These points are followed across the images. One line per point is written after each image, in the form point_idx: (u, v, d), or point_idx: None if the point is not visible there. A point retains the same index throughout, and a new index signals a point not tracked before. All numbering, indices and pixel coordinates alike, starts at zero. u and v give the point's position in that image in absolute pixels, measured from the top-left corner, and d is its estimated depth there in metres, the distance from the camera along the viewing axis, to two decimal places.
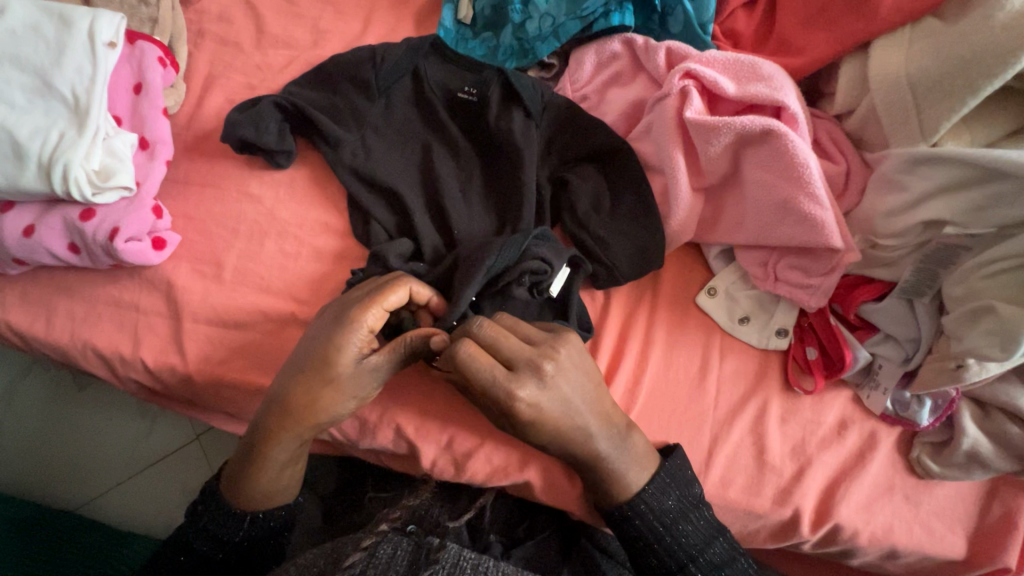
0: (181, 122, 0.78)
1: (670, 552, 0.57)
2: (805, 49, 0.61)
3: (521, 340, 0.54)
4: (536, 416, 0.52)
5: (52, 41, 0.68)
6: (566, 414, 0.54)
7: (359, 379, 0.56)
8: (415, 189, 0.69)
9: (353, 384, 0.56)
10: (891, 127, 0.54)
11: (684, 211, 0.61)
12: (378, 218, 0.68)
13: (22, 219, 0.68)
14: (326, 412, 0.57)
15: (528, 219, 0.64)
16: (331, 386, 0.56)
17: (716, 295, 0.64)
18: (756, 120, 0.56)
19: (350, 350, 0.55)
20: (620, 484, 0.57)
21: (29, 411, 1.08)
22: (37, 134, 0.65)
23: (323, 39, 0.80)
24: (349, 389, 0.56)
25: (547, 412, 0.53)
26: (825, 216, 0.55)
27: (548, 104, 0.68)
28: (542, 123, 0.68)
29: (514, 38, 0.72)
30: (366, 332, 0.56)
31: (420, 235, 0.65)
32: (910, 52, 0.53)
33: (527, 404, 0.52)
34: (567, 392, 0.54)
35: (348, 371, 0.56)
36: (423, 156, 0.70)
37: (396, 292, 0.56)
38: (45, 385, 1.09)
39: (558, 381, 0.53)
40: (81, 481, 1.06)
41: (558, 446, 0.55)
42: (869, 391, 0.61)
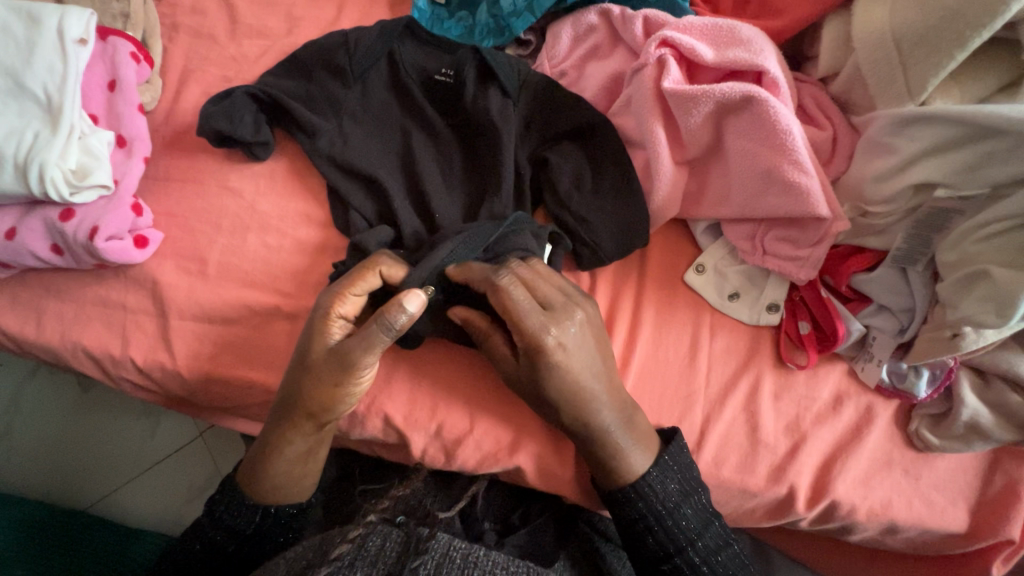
0: (159, 117, 0.77)
1: (672, 532, 0.55)
2: (786, 10, 0.58)
3: (554, 288, 0.56)
4: (562, 359, 0.52)
5: (21, 39, 0.68)
6: (588, 367, 0.54)
7: (336, 361, 0.55)
8: (394, 174, 0.68)
9: (330, 372, 0.55)
10: (877, 88, 0.52)
11: (666, 185, 0.59)
12: (357, 205, 0.67)
13: (4, 222, 0.68)
14: (313, 400, 0.56)
15: (504, 202, 0.62)
16: (311, 374, 0.56)
17: (704, 271, 0.63)
18: (736, 86, 0.53)
19: (328, 337, 0.56)
20: (622, 460, 0.55)
21: (35, 415, 1.09)
22: (12, 135, 0.65)
23: (297, 27, 0.79)
24: (325, 378, 0.55)
25: (571, 357, 0.53)
26: (810, 184, 0.53)
27: (525, 81, 0.66)
28: (520, 101, 0.66)
29: (489, 15, 0.70)
30: (338, 317, 0.56)
31: (400, 221, 0.64)
32: (896, 5, 0.50)
33: (556, 343, 0.52)
34: (592, 345, 0.55)
35: (325, 354, 0.55)
36: (402, 143, 0.69)
37: (369, 274, 0.57)
38: (52, 389, 1.11)
39: (587, 329, 0.55)
40: (90, 480, 1.07)
41: (571, 411, 0.54)
42: (863, 364, 0.59)
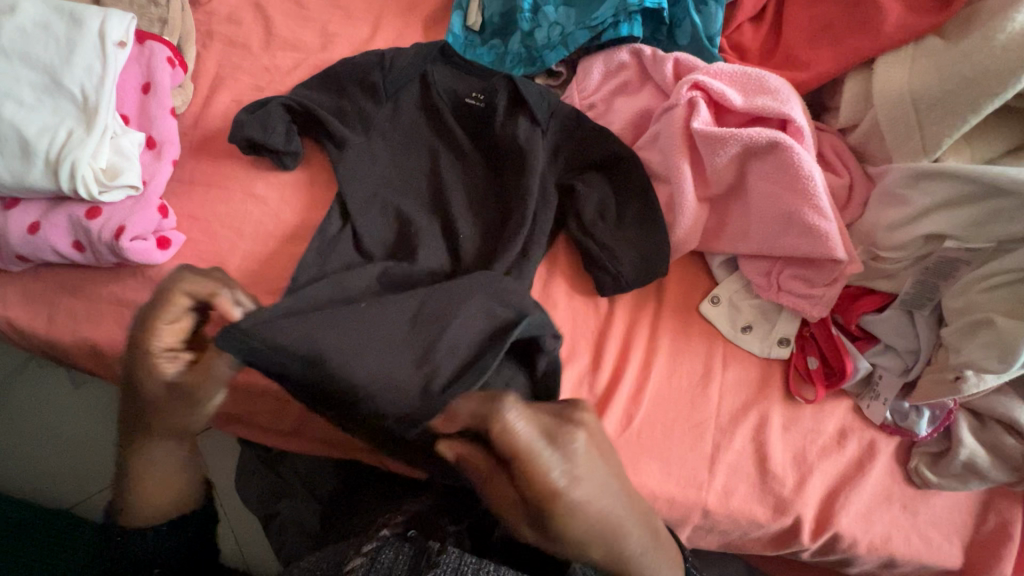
0: (188, 121, 0.78)
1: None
2: (810, 62, 0.61)
3: (544, 427, 0.46)
4: (570, 512, 0.45)
5: (63, 39, 0.69)
6: (606, 502, 0.46)
7: (180, 399, 0.51)
8: (421, 194, 0.69)
9: (176, 408, 0.51)
10: (894, 143, 0.55)
11: (688, 220, 0.62)
12: (366, 223, 0.66)
13: (28, 216, 0.68)
14: (167, 436, 0.51)
15: (518, 239, 0.64)
16: (156, 416, 0.51)
17: (719, 303, 0.65)
18: (763, 131, 0.57)
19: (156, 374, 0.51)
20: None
21: (21, 409, 1.01)
22: (46, 132, 0.66)
23: (331, 42, 0.80)
24: (174, 412, 0.51)
25: (593, 496, 0.45)
26: (829, 228, 0.56)
27: (555, 112, 0.68)
28: (549, 129, 0.68)
29: (522, 45, 0.72)
30: (166, 354, 0.51)
31: (420, 243, 0.65)
32: (913, 69, 0.54)
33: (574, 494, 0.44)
34: (602, 474, 0.46)
35: (161, 395, 0.51)
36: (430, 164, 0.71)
37: (175, 302, 0.52)
38: (37, 385, 1.02)
39: (595, 455, 0.46)
40: (72, 481, 0.99)
41: (599, 549, 0.47)
42: (868, 401, 0.62)
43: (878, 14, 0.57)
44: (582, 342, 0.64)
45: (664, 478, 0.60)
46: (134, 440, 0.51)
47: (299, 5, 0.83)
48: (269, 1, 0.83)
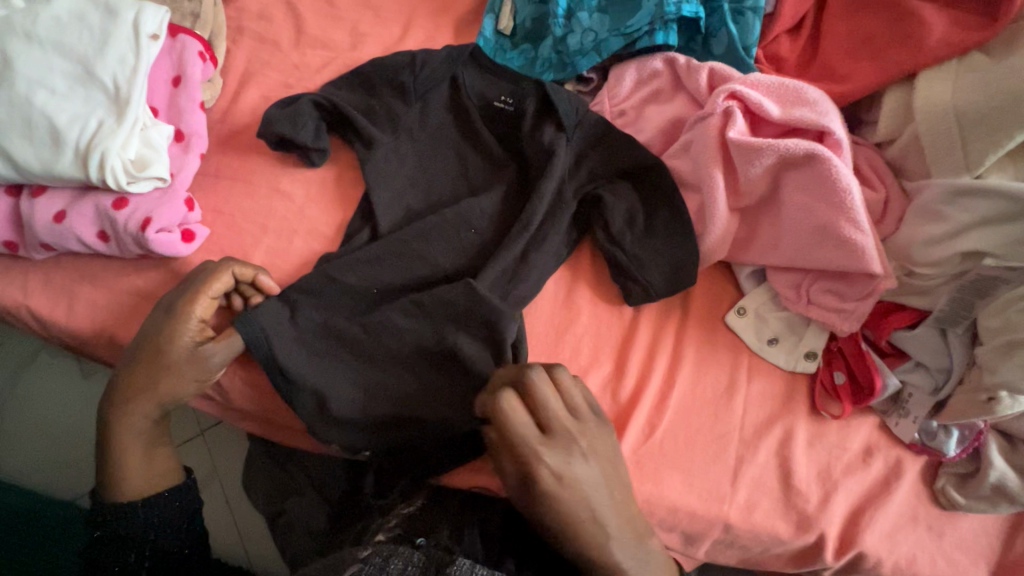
0: (216, 115, 0.78)
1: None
2: (849, 76, 0.60)
3: (562, 408, 0.52)
4: (553, 491, 0.49)
5: (97, 29, 0.69)
6: (597, 490, 0.50)
7: (198, 362, 0.57)
8: (444, 195, 0.70)
9: (191, 369, 0.57)
10: (934, 157, 0.55)
11: (719, 229, 0.61)
12: (384, 213, 0.67)
13: (54, 205, 0.68)
14: (172, 396, 0.58)
15: (518, 244, 0.63)
16: (169, 372, 0.57)
17: (745, 315, 0.64)
18: (801, 143, 0.56)
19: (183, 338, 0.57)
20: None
21: (31, 398, 1.00)
22: (77, 121, 0.66)
23: (361, 42, 0.80)
24: (189, 374, 0.57)
25: (585, 487, 0.50)
26: (865, 242, 0.55)
27: (582, 120, 0.67)
28: (574, 137, 0.67)
29: (554, 50, 0.71)
30: (197, 323, 0.58)
31: (428, 240, 0.65)
32: (956, 85, 0.54)
33: (555, 477, 0.49)
34: (598, 469, 0.51)
35: (183, 356, 0.57)
36: (455, 164, 0.70)
37: (221, 279, 0.59)
38: (49, 377, 1.01)
39: (593, 454, 0.51)
40: (74, 473, 0.96)
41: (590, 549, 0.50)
42: (896, 419, 0.61)
43: (921, 30, 0.57)
44: (606, 349, 0.64)
45: (686, 489, 0.59)
46: (129, 393, 0.57)
47: (330, 5, 0.83)
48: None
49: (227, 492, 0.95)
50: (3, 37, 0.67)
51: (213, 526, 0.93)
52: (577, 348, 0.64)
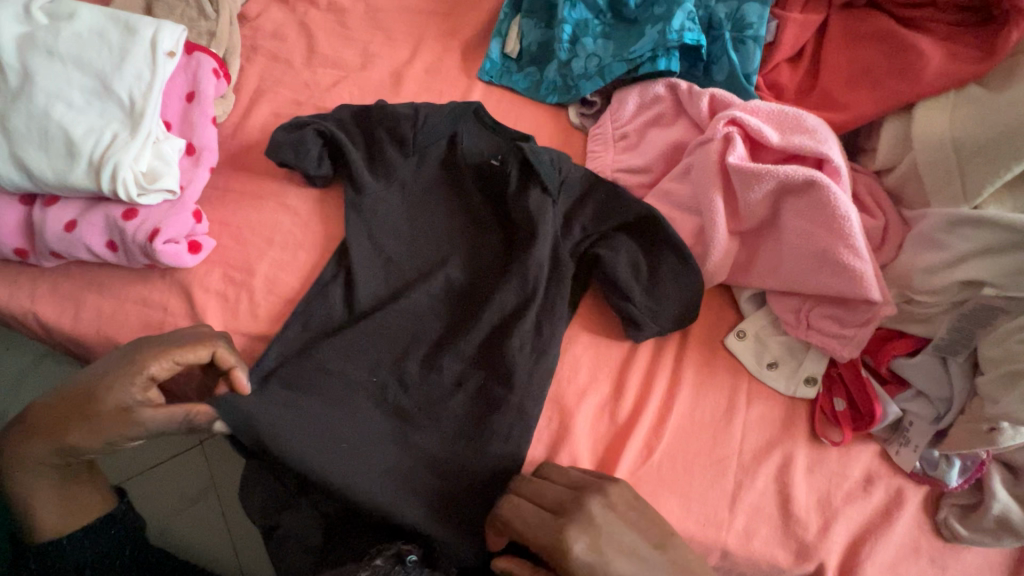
0: (227, 130, 0.80)
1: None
2: (849, 105, 0.61)
3: (563, 484, 0.55)
4: (591, 564, 0.49)
5: (116, 46, 0.71)
6: (625, 547, 0.51)
7: (123, 422, 0.54)
8: (430, 258, 0.69)
9: (115, 427, 0.54)
10: (933, 187, 0.55)
11: (719, 253, 0.61)
12: (362, 287, 0.67)
13: (66, 214, 0.70)
14: (84, 445, 0.56)
15: (528, 317, 0.64)
16: (92, 422, 0.55)
17: (745, 338, 0.64)
18: (800, 170, 0.57)
19: (121, 392, 0.54)
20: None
21: (32, 402, 1.00)
22: (92, 134, 0.68)
23: (371, 61, 0.81)
24: (111, 429, 0.54)
25: (611, 544, 0.50)
26: (864, 268, 0.55)
27: (567, 177, 0.68)
28: (561, 198, 0.67)
29: (558, 74, 0.73)
30: (143, 384, 0.55)
31: (420, 312, 0.67)
32: (954, 116, 0.54)
33: (583, 551, 0.49)
34: (615, 541, 0.50)
35: (113, 411, 0.54)
36: (439, 228, 0.70)
37: (200, 350, 0.57)
38: (46, 380, 1.00)
39: (607, 522, 0.51)
40: None
41: None
42: (897, 447, 0.60)
43: (919, 61, 0.57)
44: (604, 370, 0.64)
45: (684, 514, 0.58)
46: (44, 431, 0.56)
47: (342, 24, 0.85)
48: (314, 20, 0.85)
49: (223, 500, 0.95)
50: (26, 52, 0.70)
51: (208, 538, 0.93)
52: (575, 368, 0.64)
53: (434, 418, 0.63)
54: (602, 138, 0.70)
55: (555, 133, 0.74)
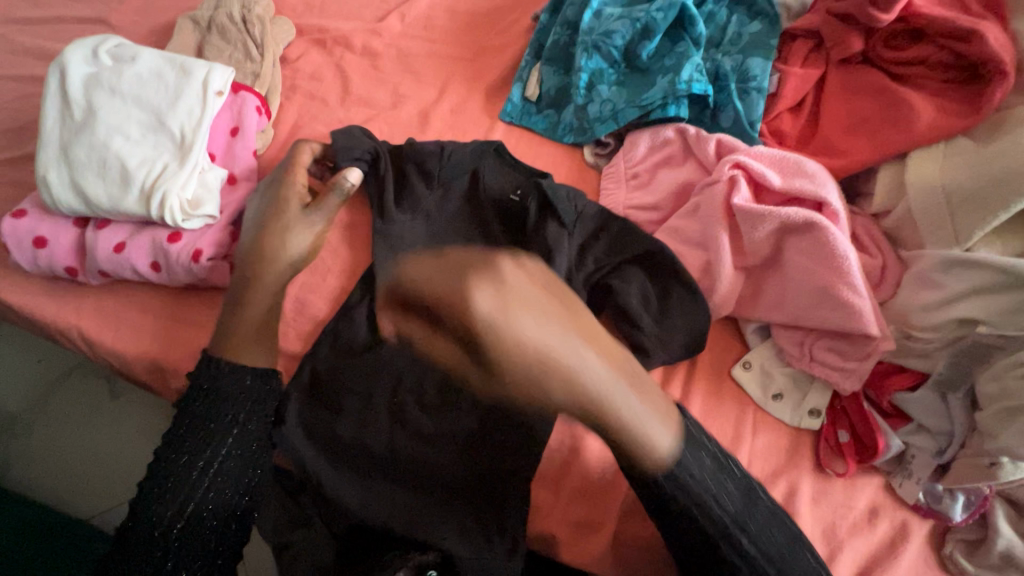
0: (265, 162, 0.86)
1: (694, 517, 0.52)
2: (847, 151, 0.65)
3: (510, 280, 0.53)
4: (494, 321, 0.50)
5: (171, 85, 0.78)
6: (541, 339, 0.50)
7: (302, 217, 0.73)
8: None
9: (288, 222, 0.72)
10: (928, 230, 0.58)
11: (725, 286, 0.65)
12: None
13: (115, 236, 0.75)
14: (279, 251, 0.71)
15: None
16: (275, 230, 0.71)
17: (751, 368, 0.67)
18: (800, 212, 0.60)
19: (295, 186, 0.74)
20: (649, 442, 0.52)
21: (62, 413, 1.06)
22: (145, 164, 0.74)
23: (401, 101, 0.87)
24: (280, 237, 0.71)
25: (541, 321, 0.50)
26: (861, 305, 0.59)
27: (581, 214, 0.70)
28: (575, 231, 0.69)
29: (575, 116, 0.79)
30: (299, 188, 0.74)
31: None
32: (945, 165, 0.58)
33: (486, 322, 0.50)
34: (526, 290, 0.52)
35: (295, 215, 0.72)
36: (456, 257, 0.73)
37: (302, 154, 0.76)
38: (76, 391, 1.07)
39: (513, 287, 0.52)
40: (98, 489, 1.01)
41: (564, 391, 0.51)
42: (900, 480, 0.61)
43: (911, 114, 0.62)
44: None
45: None
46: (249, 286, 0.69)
47: (375, 67, 0.91)
48: (349, 62, 0.92)
49: None
50: (91, 90, 0.77)
51: None
52: None
53: (447, 435, 0.66)
54: (615, 176, 0.74)
55: (571, 170, 0.78)
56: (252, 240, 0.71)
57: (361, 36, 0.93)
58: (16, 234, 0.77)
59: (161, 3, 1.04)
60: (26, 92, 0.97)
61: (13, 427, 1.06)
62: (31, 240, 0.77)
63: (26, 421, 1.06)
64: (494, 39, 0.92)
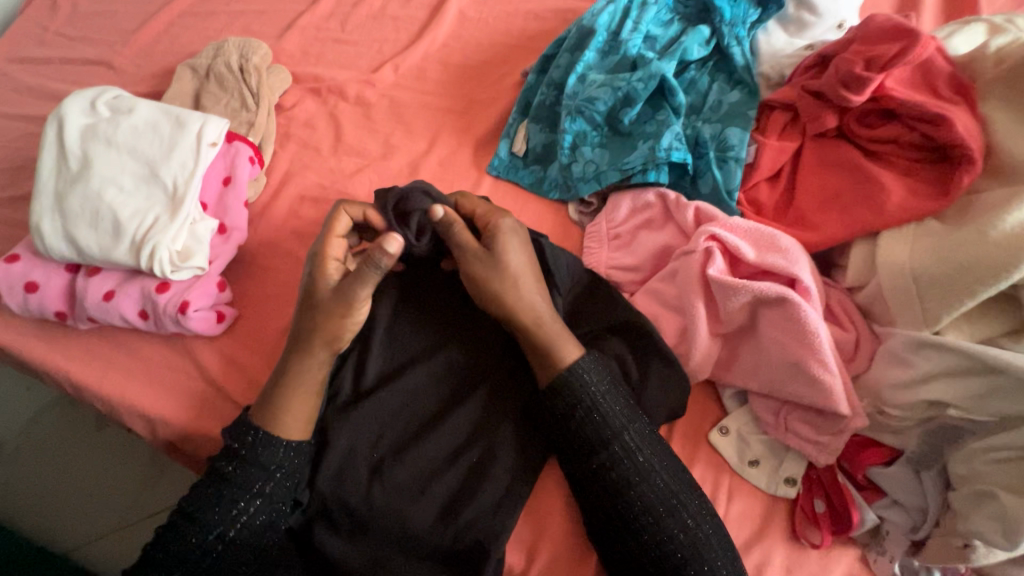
0: (256, 210, 0.87)
1: (668, 531, 0.57)
2: (820, 226, 0.66)
3: (519, 234, 0.69)
4: (505, 253, 0.66)
5: (166, 137, 0.80)
6: (532, 280, 0.67)
7: (343, 294, 0.66)
8: (430, 334, 0.74)
9: (336, 305, 0.66)
10: (898, 308, 0.59)
11: (701, 352, 0.65)
12: (369, 367, 0.71)
13: (105, 284, 0.77)
14: (330, 332, 0.66)
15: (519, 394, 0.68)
16: (317, 310, 0.66)
17: (728, 434, 0.67)
18: (773, 286, 0.61)
19: (328, 273, 0.68)
20: (554, 353, 0.63)
21: (47, 445, 1.09)
22: (137, 215, 0.76)
23: (391, 152, 0.89)
24: (337, 316, 0.66)
25: (529, 270, 0.67)
26: (834, 382, 0.59)
27: (572, 279, 0.72)
28: (566, 296, 0.71)
29: (560, 174, 0.80)
30: (332, 261, 0.68)
31: (415, 380, 0.71)
32: (914, 246, 0.59)
33: (514, 268, 0.66)
34: (521, 252, 0.67)
35: (332, 293, 0.66)
36: (448, 317, 0.75)
37: (340, 222, 0.70)
38: (65, 424, 1.10)
39: (517, 237, 0.68)
40: (77, 523, 1.02)
41: (530, 303, 0.65)
42: (875, 555, 0.60)
43: (883, 193, 0.63)
44: None
45: None
46: (292, 360, 0.66)
47: (367, 117, 0.93)
48: (343, 112, 0.94)
49: None
50: (89, 141, 0.79)
51: None
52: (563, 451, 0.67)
53: (425, 490, 0.65)
54: (597, 236, 0.75)
55: (555, 227, 0.79)
56: (297, 318, 0.68)
57: (355, 86, 0.95)
58: (8, 279, 0.78)
59: (163, 46, 1.07)
60: (28, 131, 0.99)
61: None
62: (22, 285, 0.78)
63: (12, 451, 1.08)
64: (485, 92, 0.94)
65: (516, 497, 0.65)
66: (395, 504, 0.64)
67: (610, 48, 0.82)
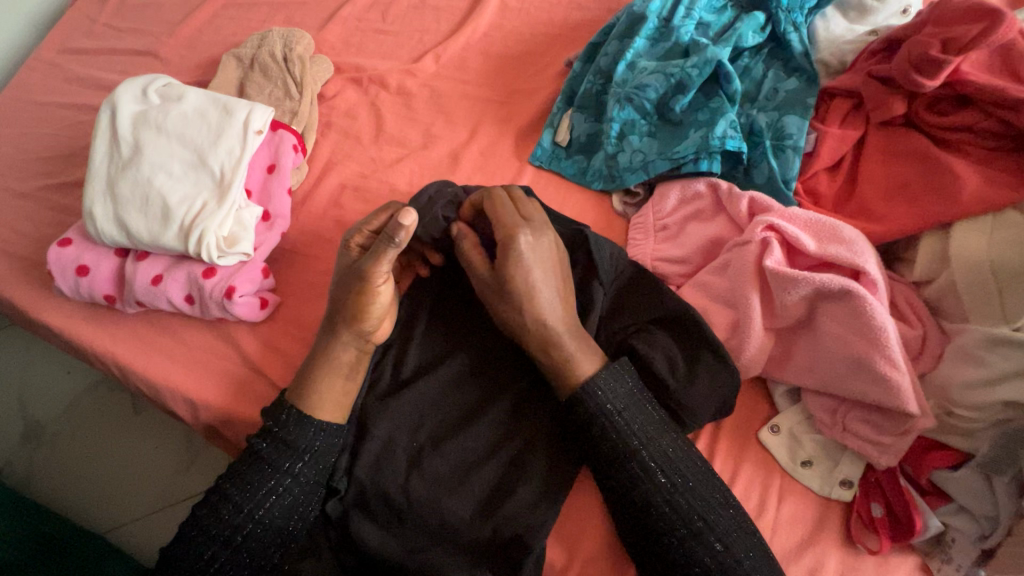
0: (298, 198, 0.88)
1: (694, 555, 0.54)
2: (885, 218, 0.64)
3: (539, 242, 0.64)
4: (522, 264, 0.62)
5: (214, 124, 0.81)
6: (551, 290, 0.63)
7: (351, 273, 0.66)
8: (469, 328, 0.74)
9: (348, 284, 0.66)
10: (972, 304, 0.57)
11: (755, 346, 0.63)
12: (409, 358, 0.71)
13: (153, 268, 0.78)
14: (347, 314, 0.66)
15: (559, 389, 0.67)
16: (342, 291, 0.66)
17: (779, 433, 0.64)
18: (836, 279, 0.59)
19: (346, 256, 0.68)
20: (570, 368, 0.60)
21: (84, 427, 1.11)
22: (185, 201, 0.77)
23: (432, 142, 0.89)
24: (350, 297, 0.65)
25: (545, 281, 0.63)
26: (901, 380, 0.56)
27: (618, 273, 0.70)
28: (611, 290, 0.69)
29: (604, 164, 0.79)
30: (354, 245, 0.68)
31: (455, 372, 0.70)
32: (992, 239, 0.58)
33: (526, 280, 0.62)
34: (540, 261, 0.63)
35: (344, 272, 0.67)
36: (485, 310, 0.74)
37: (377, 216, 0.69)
38: (102, 407, 1.13)
39: (540, 247, 0.64)
40: (112, 504, 1.05)
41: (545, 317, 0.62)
42: (939, 563, 0.57)
43: (955, 184, 0.61)
44: None
45: None
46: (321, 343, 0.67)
47: (409, 107, 0.93)
48: (384, 102, 0.94)
49: None
50: (139, 128, 0.80)
51: None
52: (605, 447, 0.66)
53: (463, 482, 0.64)
54: (643, 228, 0.74)
55: (598, 218, 0.78)
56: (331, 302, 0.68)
57: (396, 76, 0.95)
58: (60, 262, 0.79)
59: (207, 37, 1.08)
60: (77, 119, 1.01)
61: (35, 437, 1.11)
62: (73, 268, 0.80)
63: (51, 432, 1.11)
64: (526, 83, 0.93)
65: (556, 491, 0.64)
66: (434, 494, 0.63)
67: (661, 35, 0.81)
